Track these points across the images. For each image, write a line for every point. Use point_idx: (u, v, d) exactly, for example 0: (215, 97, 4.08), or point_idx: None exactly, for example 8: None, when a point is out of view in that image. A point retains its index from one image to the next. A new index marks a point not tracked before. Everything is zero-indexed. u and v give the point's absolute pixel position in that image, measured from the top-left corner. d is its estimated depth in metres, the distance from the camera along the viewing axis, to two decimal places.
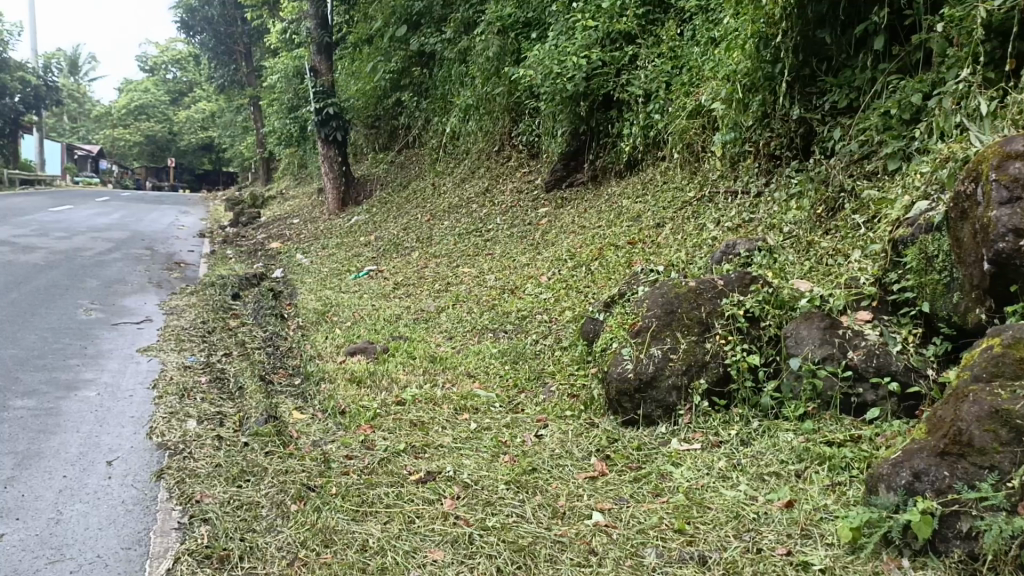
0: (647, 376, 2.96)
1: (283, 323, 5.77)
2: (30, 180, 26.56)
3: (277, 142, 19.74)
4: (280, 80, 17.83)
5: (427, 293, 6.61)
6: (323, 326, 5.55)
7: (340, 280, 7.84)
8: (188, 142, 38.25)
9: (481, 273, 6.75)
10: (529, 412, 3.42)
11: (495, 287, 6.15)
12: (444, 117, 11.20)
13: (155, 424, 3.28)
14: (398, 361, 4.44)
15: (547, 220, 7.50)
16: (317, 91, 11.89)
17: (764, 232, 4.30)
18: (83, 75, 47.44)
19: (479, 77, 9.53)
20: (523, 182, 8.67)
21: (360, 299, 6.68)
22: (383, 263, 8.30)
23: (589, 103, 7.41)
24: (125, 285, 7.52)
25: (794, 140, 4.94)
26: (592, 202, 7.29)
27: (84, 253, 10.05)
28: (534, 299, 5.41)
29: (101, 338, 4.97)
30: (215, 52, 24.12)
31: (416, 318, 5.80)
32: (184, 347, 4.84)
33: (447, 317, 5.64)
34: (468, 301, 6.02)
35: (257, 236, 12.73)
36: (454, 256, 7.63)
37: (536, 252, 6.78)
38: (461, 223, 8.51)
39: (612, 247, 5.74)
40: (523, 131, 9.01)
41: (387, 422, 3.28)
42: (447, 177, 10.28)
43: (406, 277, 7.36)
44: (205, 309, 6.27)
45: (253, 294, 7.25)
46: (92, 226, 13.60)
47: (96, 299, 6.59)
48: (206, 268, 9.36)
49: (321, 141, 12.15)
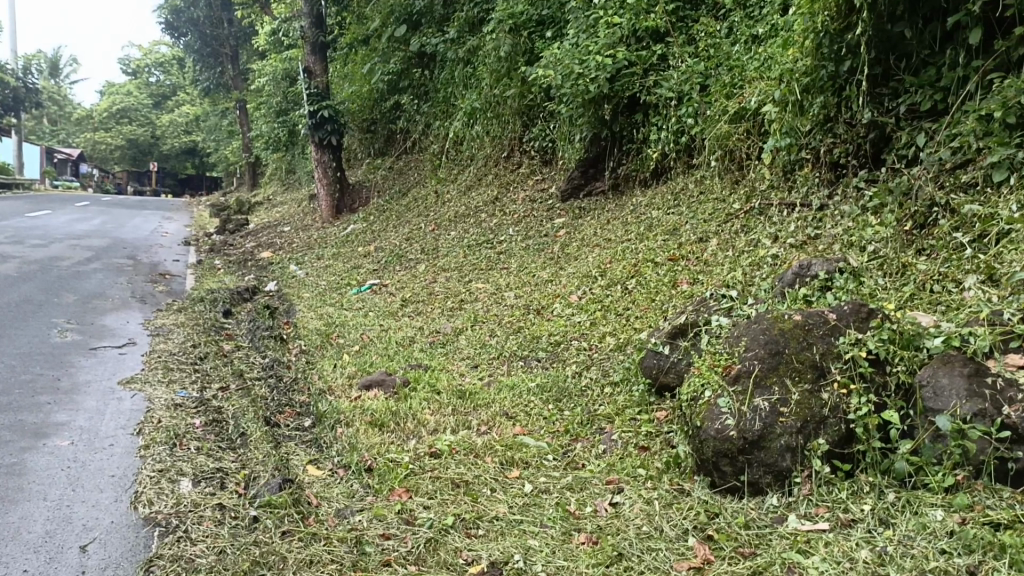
0: (754, 434, 2.39)
1: (283, 347, 5.18)
2: (7, 184, 25.79)
3: (265, 147, 19.09)
4: (269, 82, 17.18)
5: (440, 313, 6.04)
6: (330, 350, 4.97)
7: (340, 296, 7.25)
8: (171, 146, 37.46)
9: (498, 290, 6.21)
10: (593, 468, 2.86)
11: (518, 307, 5.59)
12: (446, 122, 10.65)
13: (142, 488, 2.68)
14: (421, 397, 3.87)
15: (566, 233, 6.98)
16: (311, 92, 11.28)
17: (843, 251, 3.77)
18: (63, 77, 46.45)
19: (487, 79, 8.99)
20: (535, 192, 8.13)
21: (366, 318, 6.13)
22: (386, 276, 7.73)
23: (613, 105, 6.90)
24: (105, 301, 6.88)
25: (863, 147, 4.45)
26: (616, 212, 6.84)
27: (61, 262, 9.39)
28: (566, 322, 4.86)
29: (77, 367, 4.35)
30: (200, 54, 23.43)
31: (431, 341, 5.23)
32: (173, 377, 4.23)
33: (467, 341, 5.10)
34: (488, 322, 5.46)
35: (246, 245, 12.11)
36: (465, 270, 7.08)
37: (558, 268, 6.24)
38: (470, 234, 7.97)
39: (649, 264, 5.21)
40: (534, 136, 8.50)
41: (426, 484, 2.72)
42: (450, 184, 9.75)
43: (414, 293, 6.79)
44: (195, 330, 5.66)
45: (247, 312, 6.67)
46: (71, 233, 12.90)
47: (72, 317, 5.95)
48: (193, 280, 8.73)
49: (314, 145, 11.55)
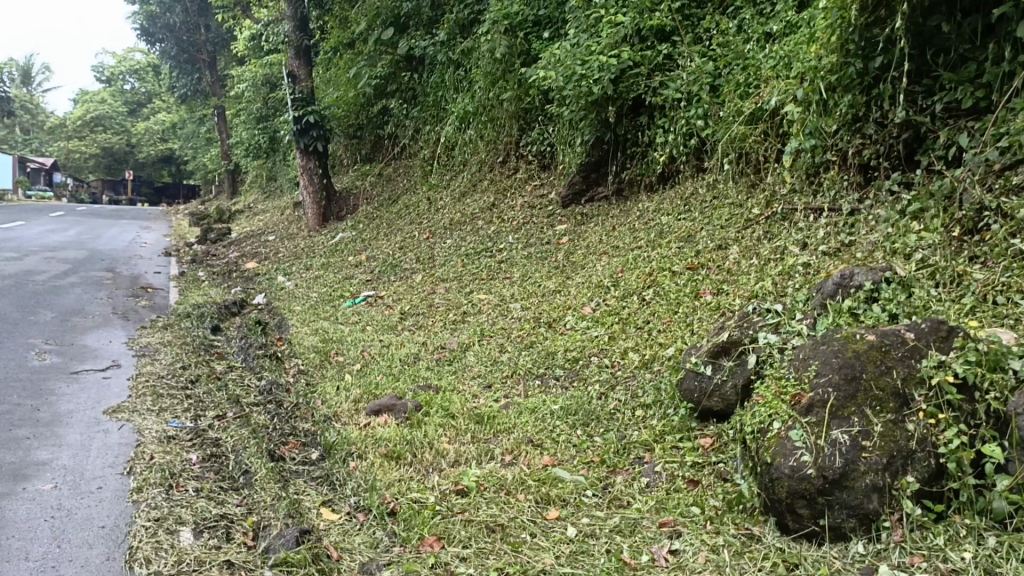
0: (834, 473, 2.13)
1: (279, 367, 4.85)
2: None
3: (246, 154, 18.69)
4: (249, 88, 16.78)
5: (442, 327, 5.75)
6: (330, 371, 4.66)
7: (334, 309, 6.93)
8: (147, 154, 36.81)
9: (502, 302, 5.93)
10: (640, 506, 2.59)
11: (526, 319, 5.31)
12: (437, 127, 10.36)
13: (137, 543, 2.37)
14: (436, 423, 3.57)
15: (570, 241, 6.72)
16: (295, 98, 10.94)
17: (886, 259, 3.53)
18: (35, 85, 45.56)
19: (481, 82, 8.71)
20: (533, 198, 7.86)
21: (364, 333, 5.82)
22: (381, 288, 7.42)
23: (617, 107, 6.64)
24: (85, 318, 6.50)
25: (895, 147, 4.23)
26: (621, 218, 6.59)
27: (37, 276, 8.98)
28: (582, 337, 4.58)
29: (58, 395, 4.00)
30: (177, 60, 22.96)
31: (437, 358, 4.94)
32: (164, 405, 3.90)
33: (475, 357, 4.82)
34: (495, 336, 5.18)
35: (229, 255, 11.73)
36: (465, 280, 6.79)
37: (565, 278, 5.96)
38: (466, 242, 7.69)
39: (666, 273, 4.96)
40: (532, 140, 8.24)
41: (458, 530, 2.43)
42: (443, 191, 9.46)
43: (412, 305, 6.49)
44: (183, 349, 5.32)
45: (237, 327, 6.33)
46: (46, 245, 12.43)
47: (50, 337, 5.58)
48: (177, 293, 8.36)
49: (299, 152, 11.21)
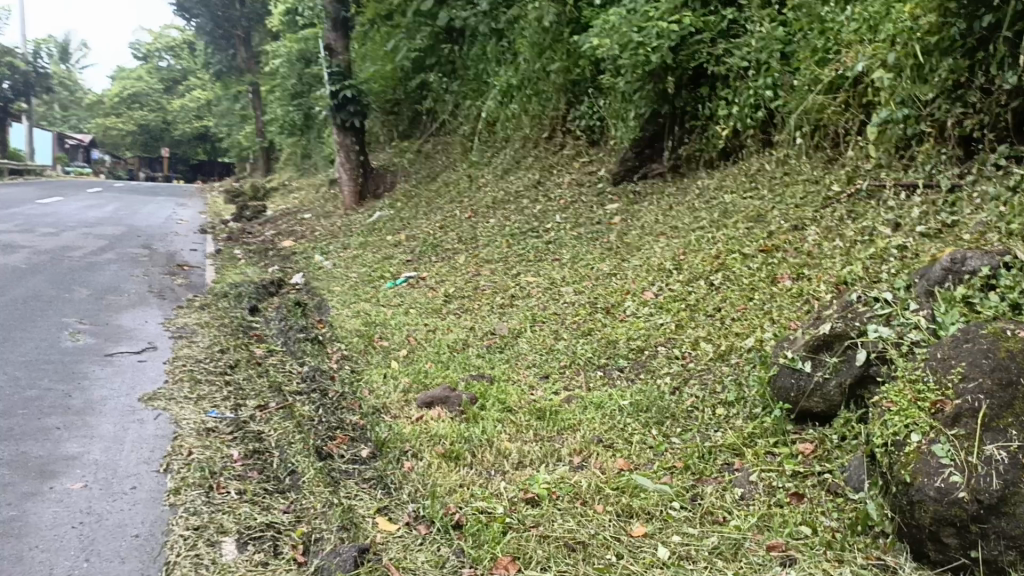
0: (992, 497, 1.79)
1: (321, 352, 4.59)
2: (20, 170, 25.43)
3: (281, 131, 18.52)
4: (283, 63, 16.54)
5: (489, 311, 5.44)
6: (375, 357, 4.38)
7: (374, 290, 6.66)
8: (182, 132, 36.95)
9: (553, 285, 5.60)
10: (741, 523, 2.27)
11: (581, 304, 4.98)
12: (478, 102, 10.01)
13: (173, 559, 2.10)
14: (494, 419, 3.27)
15: (623, 221, 6.36)
16: (332, 72, 10.66)
17: (1003, 242, 3.13)
18: (73, 62, 45.96)
19: (527, 53, 8.36)
20: (581, 175, 7.49)
21: (407, 316, 5.56)
22: (423, 268, 7.13)
23: (676, 78, 6.25)
24: (120, 296, 6.30)
25: (1001, 118, 3.92)
26: (678, 196, 6.23)
27: (73, 253, 8.83)
28: (645, 324, 4.23)
29: (91, 380, 3.77)
30: (213, 37, 22.83)
31: (486, 344, 4.63)
32: (202, 392, 3.65)
33: (528, 343, 4.52)
34: (547, 323, 4.86)
35: (265, 233, 11.54)
36: (511, 262, 6.46)
37: (619, 260, 5.61)
38: (511, 221, 7.36)
39: (735, 256, 4.60)
40: (580, 115, 7.87)
41: (534, 548, 2.14)
42: (484, 167, 9.14)
43: (456, 287, 6.19)
44: (220, 331, 5.08)
45: (275, 308, 6.11)
46: (83, 221, 12.34)
47: (85, 317, 5.38)
48: (214, 271, 8.16)
49: (336, 128, 10.95)
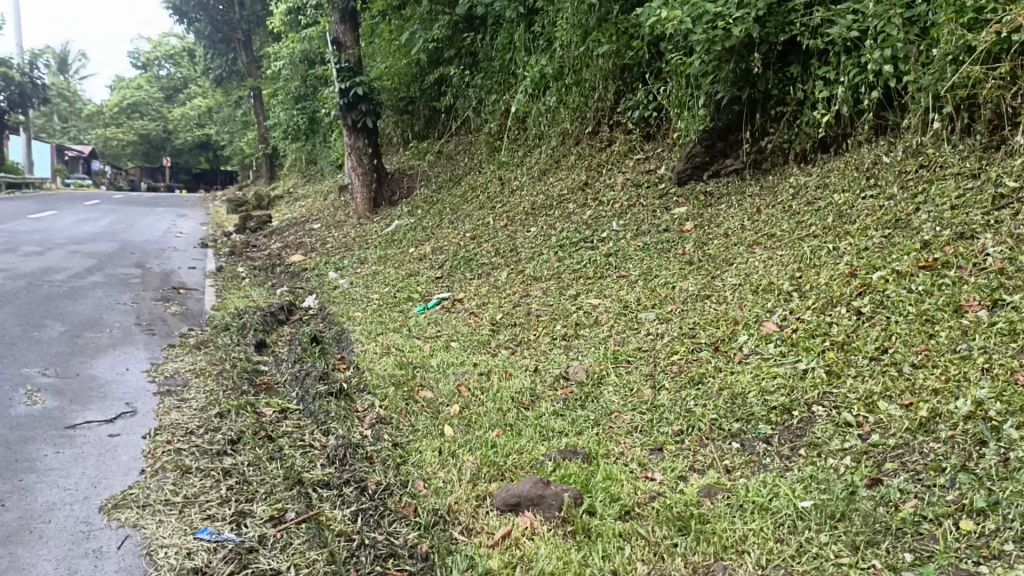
0: None
1: (350, 409, 3.58)
2: (16, 183, 24.52)
3: (286, 135, 17.52)
4: (285, 65, 15.55)
5: (550, 345, 4.43)
6: (422, 421, 3.35)
7: (402, 316, 5.67)
8: (183, 141, 36.08)
9: (627, 312, 4.57)
10: None
11: (673, 337, 3.94)
12: (505, 96, 9.02)
13: None
14: (614, 533, 2.25)
15: (699, 230, 5.33)
16: (341, 68, 9.63)
17: None
18: (71, 72, 45.16)
19: (566, 37, 7.34)
20: (636, 174, 6.46)
21: (448, 353, 4.55)
22: (457, 288, 6.12)
23: (761, 56, 5.21)
24: (100, 332, 5.28)
25: None
26: (766, 198, 5.22)
27: (55, 276, 7.83)
28: (778, 369, 3.20)
29: (36, 475, 2.74)
30: (212, 40, 21.86)
31: (562, 396, 3.59)
32: (190, 489, 2.63)
33: (616, 393, 3.51)
34: (634, 363, 3.83)
35: (271, 246, 10.54)
36: (565, 280, 5.45)
37: (708, 277, 4.59)
38: (558, 230, 6.35)
39: (881, 272, 3.55)
40: (631, 106, 6.86)
41: None
42: (515, 168, 8.14)
43: (503, 312, 5.18)
44: (220, 380, 4.06)
45: (287, 343, 5.11)
46: (73, 237, 11.35)
47: (50, 364, 4.35)
48: (214, 295, 7.15)
49: (346, 129, 9.95)
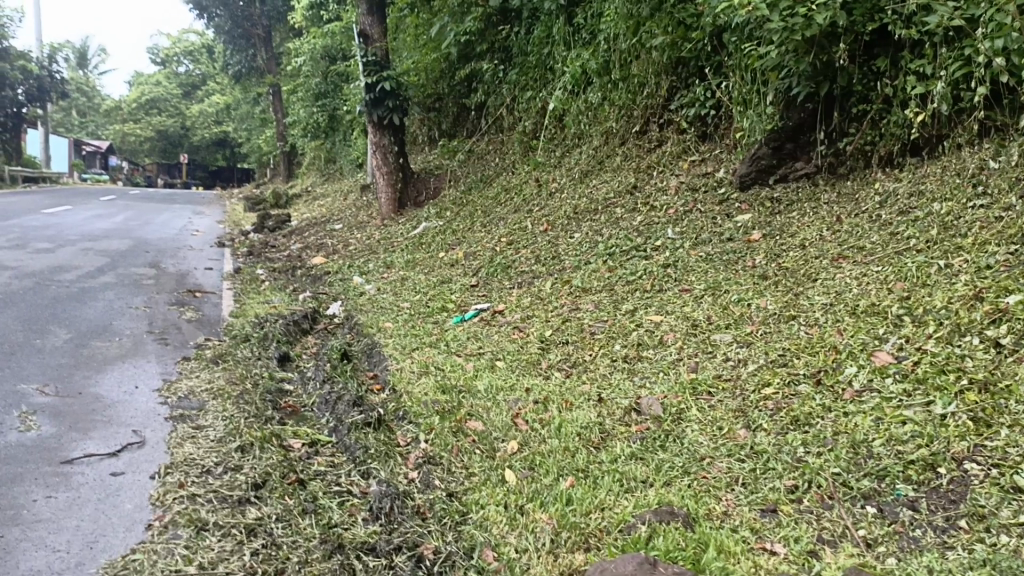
0: None
1: (391, 444, 3.09)
2: (32, 177, 24.21)
3: (306, 133, 17.10)
4: (307, 61, 15.13)
5: (612, 369, 3.92)
6: (477, 463, 2.85)
7: (437, 329, 5.18)
8: (201, 138, 35.80)
9: (696, 332, 4.05)
10: None
11: (761, 365, 3.42)
12: (541, 93, 8.53)
13: None
14: None
15: (769, 240, 4.81)
16: (367, 62, 9.16)
17: None
18: (90, 68, 45.13)
19: (614, 29, 6.85)
20: (691, 178, 5.95)
21: (494, 375, 4.05)
22: (496, 298, 5.62)
23: (844, 49, 4.70)
24: (108, 342, 4.80)
25: None
26: (848, 206, 4.69)
27: (65, 275, 7.40)
28: (908, 413, 2.67)
29: (19, 530, 2.27)
30: (232, 36, 21.50)
31: (638, 433, 3.07)
32: (204, 555, 2.15)
33: (703, 432, 2.99)
34: (717, 394, 3.30)
35: (291, 246, 10.08)
36: (619, 292, 4.93)
37: (789, 294, 4.07)
38: (606, 236, 5.84)
39: (1017, 296, 3.03)
40: (684, 103, 6.35)
41: None
42: (553, 169, 7.64)
43: (550, 328, 4.67)
44: (240, 404, 3.58)
45: (313, 358, 4.63)
46: (86, 234, 10.94)
47: (51, 379, 3.88)
48: (231, 300, 6.68)
49: (372, 126, 9.49)
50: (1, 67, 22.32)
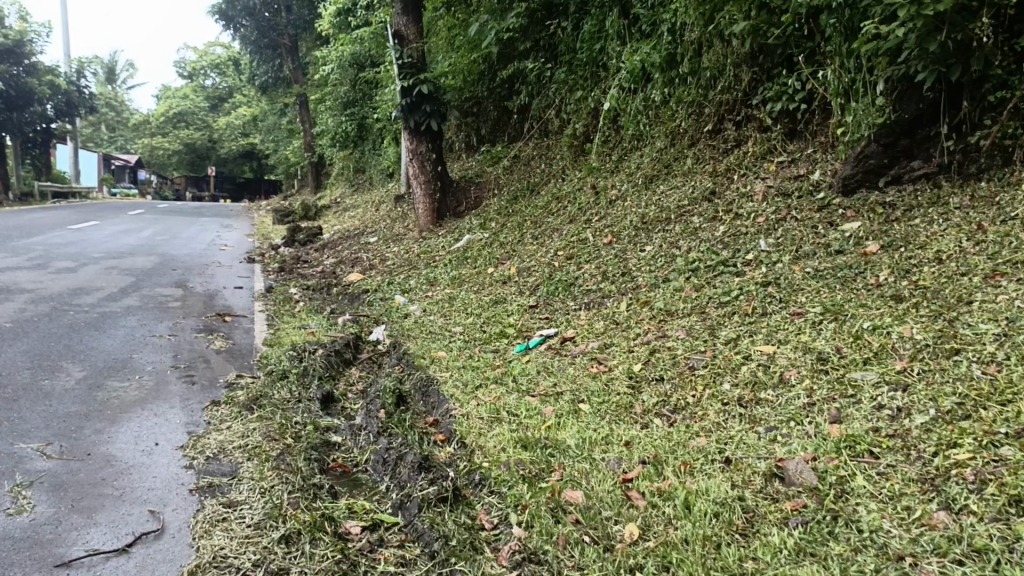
0: None
1: (475, 529, 2.43)
2: (60, 192, 23.86)
3: (334, 143, 16.58)
4: (334, 69, 14.57)
5: (727, 417, 3.23)
6: (595, 563, 2.18)
7: (499, 359, 4.51)
8: (228, 150, 35.63)
9: (826, 368, 3.33)
10: None
11: (934, 416, 2.71)
12: (593, 91, 7.87)
13: None
14: None
15: (891, 252, 4.08)
16: (403, 64, 8.54)
17: None
18: (117, 83, 45.26)
19: (683, 17, 6.15)
20: (781, 181, 5.23)
21: (578, 422, 3.37)
22: (563, 321, 4.93)
23: (983, 25, 3.99)
24: (125, 382, 4.17)
25: None
26: (989, 212, 3.98)
27: (85, 298, 6.83)
28: None
29: None
30: (257, 46, 21.06)
31: (794, 512, 2.37)
32: None
33: (884, 514, 2.28)
34: (884, 456, 2.58)
35: (324, 262, 9.49)
36: (712, 315, 4.23)
37: (939, 320, 3.35)
38: (685, 249, 5.13)
39: None
40: (769, 97, 5.66)
41: None
42: (611, 174, 6.95)
43: (636, 360, 3.98)
44: (282, 466, 2.93)
45: (360, 398, 3.99)
46: (110, 251, 10.43)
47: (54, 435, 3.25)
48: (263, 325, 6.06)
49: (408, 132, 8.85)
50: (28, 83, 21.89)
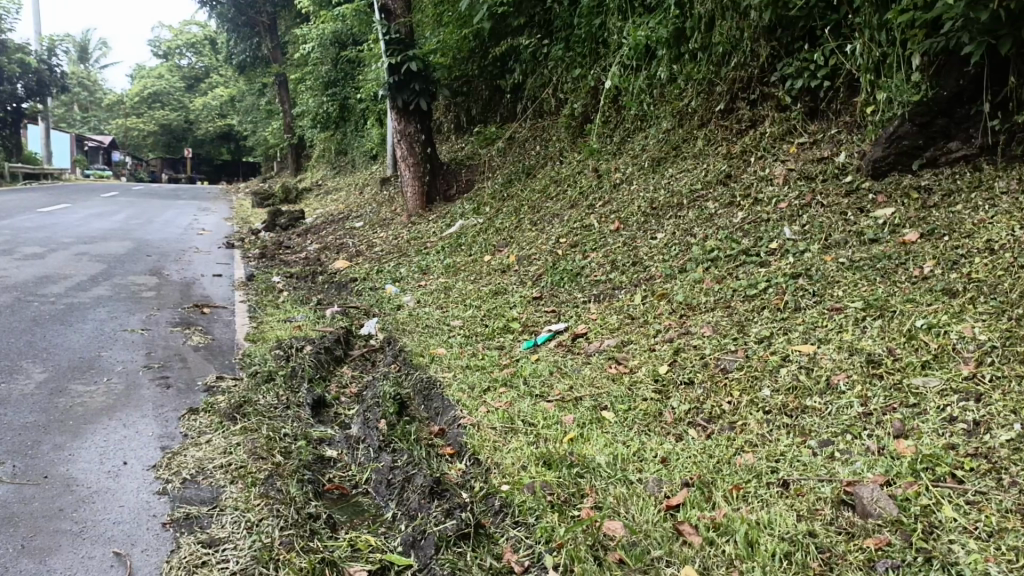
0: None
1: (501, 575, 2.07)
2: (32, 174, 23.07)
3: (315, 124, 16.05)
4: (315, 47, 14.01)
5: (771, 427, 2.88)
6: None
7: (505, 357, 4.15)
8: (205, 132, 34.80)
9: (879, 372, 2.99)
10: None
11: (1020, 432, 2.38)
12: (592, 69, 7.49)
13: None
14: None
15: (934, 241, 3.75)
16: (390, 40, 8.08)
17: None
18: (90, 62, 44.05)
19: None
20: (804, 164, 4.88)
21: (603, 432, 3.01)
22: (571, 315, 4.56)
23: None
24: (90, 385, 3.74)
25: None
26: None
27: (52, 288, 6.36)
28: None
29: None
30: (235, 24, 20.38)
31: (878, 552, 2.03)
32: None
33: (986, 555, 1.94)
34: (970, 480, 2.25)
35: (307, 248, 9.04)
36: (738, 310, 3.88)
37: (1003, 318, 3.02)
38: (701, 236, 4.77)
39: None
40: (789, 73, 5.32)
41: None
42: (614, 155, 6.57)
43: (659, 361, 3.63)
44: (271, 491, 2.55)
45: (355, 403, 3.61)
46: (82, 236, 9.90)
47: (5, 453, 2.83)
48: (244, 318, 5.63)
49: (396, 112, 8.40)
50: None
